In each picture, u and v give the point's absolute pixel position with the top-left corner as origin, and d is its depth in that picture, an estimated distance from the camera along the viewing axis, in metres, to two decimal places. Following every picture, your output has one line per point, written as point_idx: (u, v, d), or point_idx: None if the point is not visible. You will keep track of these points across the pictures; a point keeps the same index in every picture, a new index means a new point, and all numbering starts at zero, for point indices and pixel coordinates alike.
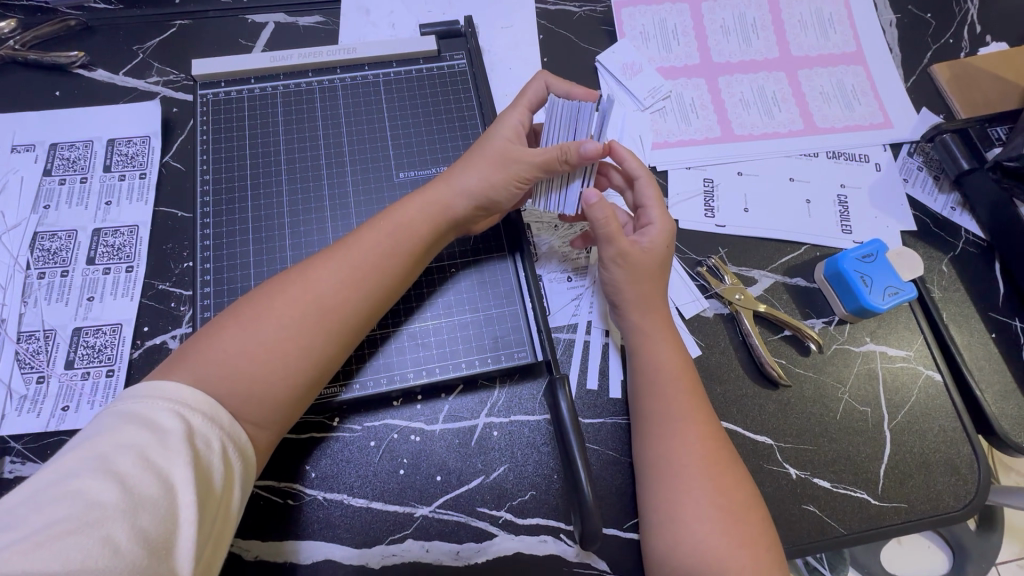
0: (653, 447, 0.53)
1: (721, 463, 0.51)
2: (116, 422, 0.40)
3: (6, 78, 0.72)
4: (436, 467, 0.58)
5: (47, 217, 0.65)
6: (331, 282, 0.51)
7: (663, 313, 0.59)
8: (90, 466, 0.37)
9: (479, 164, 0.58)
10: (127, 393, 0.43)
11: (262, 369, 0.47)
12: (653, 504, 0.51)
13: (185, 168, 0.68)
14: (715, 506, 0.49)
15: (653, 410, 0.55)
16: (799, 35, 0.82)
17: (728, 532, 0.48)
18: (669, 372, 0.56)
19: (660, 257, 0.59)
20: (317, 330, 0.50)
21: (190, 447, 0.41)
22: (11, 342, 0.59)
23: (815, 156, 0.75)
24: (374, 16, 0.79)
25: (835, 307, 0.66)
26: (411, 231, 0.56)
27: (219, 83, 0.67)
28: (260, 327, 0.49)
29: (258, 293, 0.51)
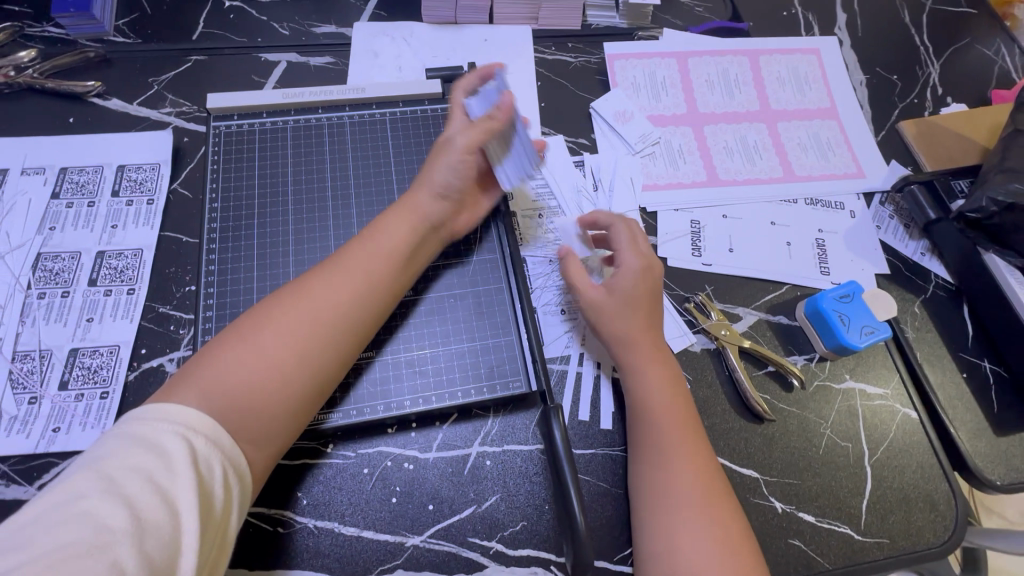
0: (651, 479, 0.54)
1: (717, 496, 0.53)
2: (124, 444, 0.42)
3: (22, 104, 0.74)
4: (428, 495, 0.58)
5: (52, 239, 0.66)
6: (334, 295, 0.54)
7: (657, 345, 0.61)
8: (97, 489, 0.39)
9: (436, 160, 0.63)
10: (134, 415, 0.44)
11: (264, 384, 0.49)
12: (652, 537, 0.52)
13: (193, 195, 0.71)
14: (712, 539, 0.50)
15: (649, 442, 0.56)
16: (778, 91, 0.88)
17: (725, 565, 0.49)
18: (664, 405, 0.57)
19: (644, 292, 0.62)
20: (320, 343, 0.52)
21: (196, 473, 0.42)
22: (6, 361, 0.59)
23: (794, 202, 0.80)
24: (382, 59, 0.84)
25: (815, 345, 0.69)
26: (395, 238, 0.59)
27: (232, 117, 0.70)
28: (263, 341, 0.50)
29: (260, 309, 0.53)
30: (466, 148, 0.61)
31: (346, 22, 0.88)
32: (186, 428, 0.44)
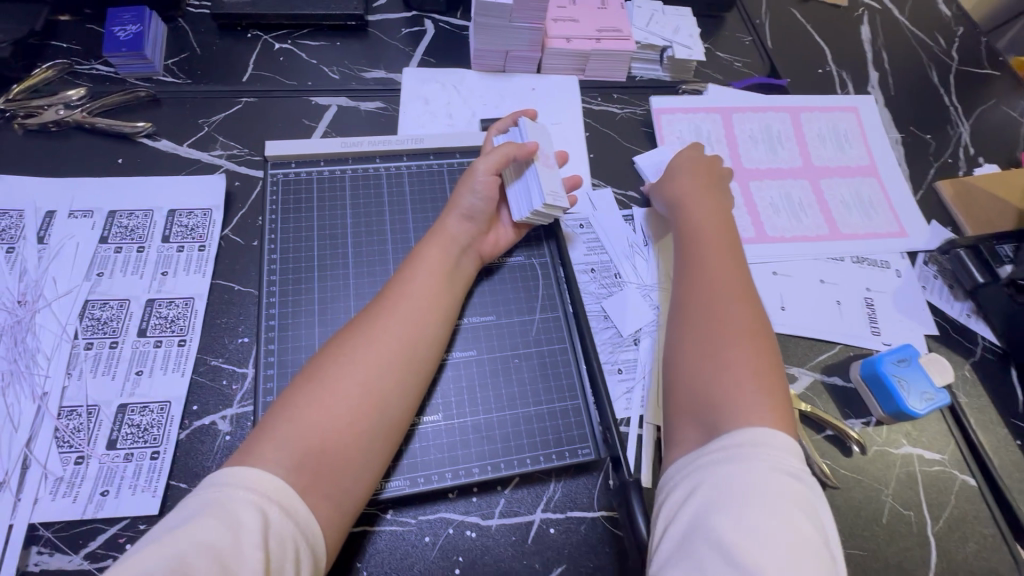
0: (690, 276, 0.63)
1: (754, 325, 0.57)
2: (199, 514, 0.41)
3: (70, 143, 0.73)
4: (492, 567, 0.56)
5: (100, 285, 0.64)
6: (400, 327, 0.55)
7: (707, 198, 0.71)
8: (167, 567, 0.38)
9: (462, 185, 0.66)
10: (210, 480, 0.44)
11: (338, 428, 0.49)
12: (689, 333, 0.58)
13: (246, 242, 0.69)
14: (743, 346, 0.55)
15: (690, 258, 0.65)
16: (819, 148, 0.90)
17: (754, 379, 0.53)
18: (705, 237, 0.67)
19: (695, 170, 0.75)
20: (391, 380, 0.53)
21: (268, 560, 0.40)
22: (51, 417, 0.56)
23: (842, 260, 0.80)
24: (432, 106, 0.84)
25: (872, 408, 0.69)
26: (442, 271, 0.60)
27: (290, 164, 0.69)
28: (336, 387, 0.51)
29: (326, 355, 0.53)
30: (486, 170, 0.64)
31: (395, 68, 0.88)
32: (260, 497, 0.43)
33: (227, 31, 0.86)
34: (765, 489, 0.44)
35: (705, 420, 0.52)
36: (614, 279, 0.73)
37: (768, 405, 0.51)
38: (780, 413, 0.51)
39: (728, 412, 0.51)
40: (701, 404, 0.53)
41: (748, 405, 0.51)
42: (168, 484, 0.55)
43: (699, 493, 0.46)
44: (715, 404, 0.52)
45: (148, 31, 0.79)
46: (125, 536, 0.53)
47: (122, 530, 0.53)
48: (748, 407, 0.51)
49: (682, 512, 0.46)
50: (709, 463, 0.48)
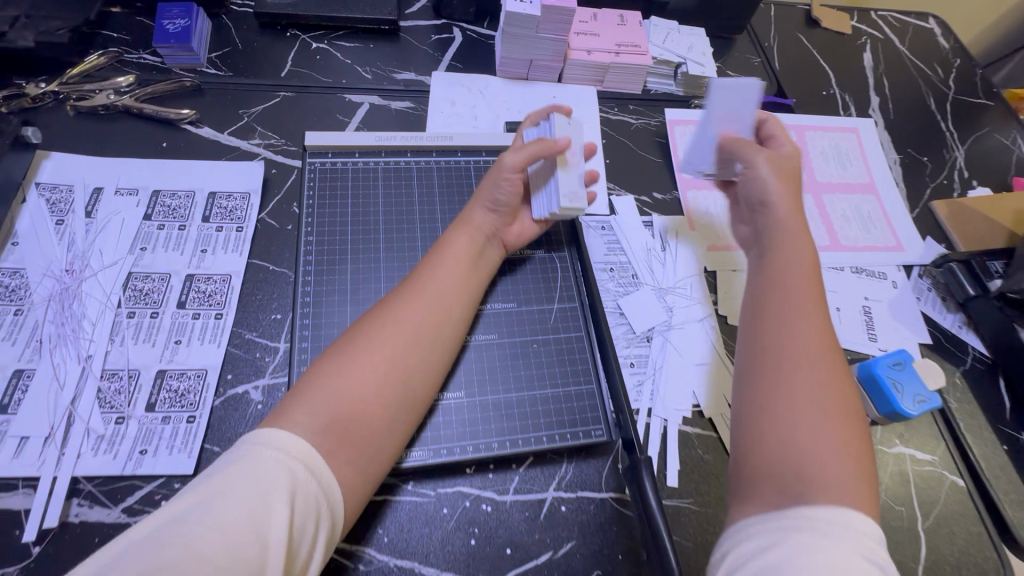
0: (774, 319, 0.56)
1: (843, 378, 0.52)
2: (234, 465, 0.44)
3: (116, 126, 0.77)
4: (506, 539, 0.59)
5: (143, 259, 0.68)
6: (426, 306, 0.59)
7: (797, 220, 0.63)
8: (199, 512, 0.40)
9: (489, 177, 0.69)
10: (246, 437, 0.47)
11: (361, 394, 0.52)
12: (769, 387, 0.52)
13: (280, 225, 0.73)
14: (832, 412, 0.50)
15: (775, 298, 0.57)
16: (823, 165, 0.95)
17: (844, 452, 0.48)
18: (796, 273, 0.59)
19: (789, 171, 0.67)
20: (414, 354, 0.56)
21: (293, 524, 0.43)
22: (94, 379, 0.60)
23: (841, 270, 0.85)
24: (459, 108, 0.89)
25: (868, 409, 0.73)
26: (467, 258, 0.64)
27: (326, 155, 0.74)
28: (363, 357, 0.54)
29: (356, 329, 0.57)
30: (513, 164, 0.67)
31: (425, 71, 0.93)
32: (290, 456, 0.46)
33: (268, 29, 0.91)
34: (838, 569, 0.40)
35: (780, 489, 0.47)
36: (631, 279, 0.78)
37: (859, 488, 0.46)
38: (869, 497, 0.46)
39: (810, 488, 0.46)
40: (777, 464, 0.48)
41: (834, 484, 0.46)
42: (203, 447, 0.58)
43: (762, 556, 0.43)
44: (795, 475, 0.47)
45: (195, 25, 0.83)
46: (162, 492, 0.55)
47: (158, 488, 0.56)
48: (835, 487, 0.46)
49: (745, 570, 0.42)
50: (782, 530, 0.44)
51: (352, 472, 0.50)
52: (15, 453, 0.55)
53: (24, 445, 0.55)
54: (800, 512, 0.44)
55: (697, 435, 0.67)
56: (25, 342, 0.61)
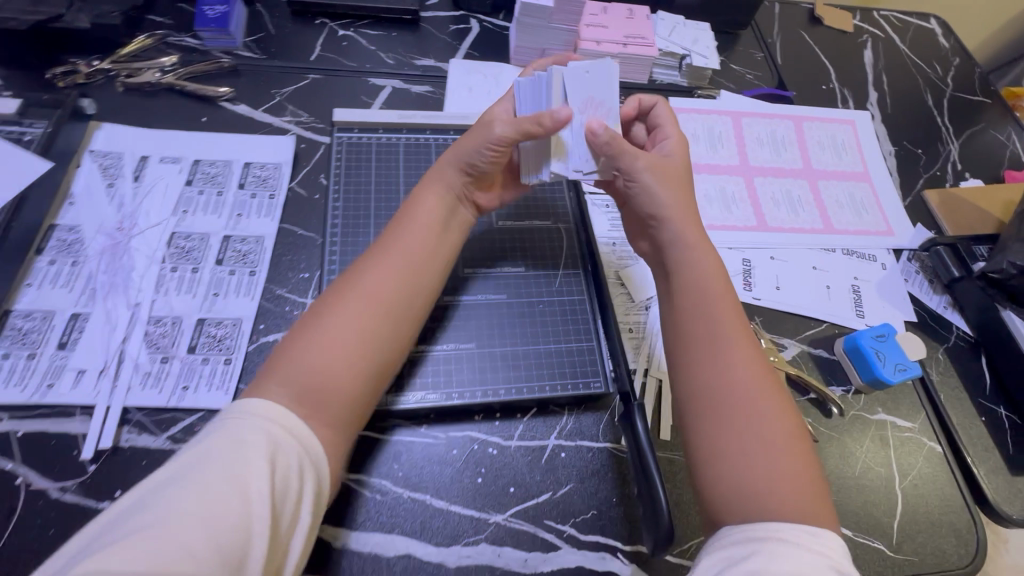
0: (711, 356, 0.59)
1: (778, 395, 0.57)
2: (213, 435, 0.47)
3: (161, 101, 0.84)
4: (509, 479, 0.64)
5: (185, 220, 0.74)
6: (381, 279, 0.60)
7: (698, 235, 0.65)
8: (180, 478, 0.43)
9: (472, 137, 0.67)
10: (230, 410, 0.50)
11: (336, 366, 0.54)
12: (719, 426, 0.55)
13: (309, 194, 0.79)
14: (782, 438, 0.54)
15: (707, 337, 0.60)
16: (819, 153, 0.99)
17: (797, 473, 0.53)
18: (721, 306, 0.61)
19: (681, 173, 0.69)
20: (378, 321, 0.58)
21: (275, 481, 0.45)
22: (142, 323, 0.66)
23: (833, 251, 0.89)
24: (475, 92, 0.94)
25: (852, 378, 0.77)
26: (431, 222, 0.66)
27: (352, 130, 0.80)
28: (331, 330, 0.56)
29: (319, 305, 0.58)
30: (500, 138, 0.64)
31: (443, 58, 0.99)
32: (276, 421, 0.49)
33: (299, 17, 0.98)
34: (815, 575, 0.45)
35: (745, 516, 0.51)
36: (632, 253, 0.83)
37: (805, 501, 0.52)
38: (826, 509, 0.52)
39: (774, 513, 0.50)
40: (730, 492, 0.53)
41: (782, 500, 0.51)
42: (238, 386, 0.64)
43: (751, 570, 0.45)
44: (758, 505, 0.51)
45: (234, 12, 0.90)
46: (202, 423, 0.62)
47: (198, 420, 0.62)
48: (798, 509, 0.51)
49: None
50: (758, 541, 0.48)
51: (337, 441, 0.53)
52: (73, 384, 0.61)
53: (81, 377, 0.62)
54: (771, 532, 0.49)
55: None
56: (80, 289, 0.67)
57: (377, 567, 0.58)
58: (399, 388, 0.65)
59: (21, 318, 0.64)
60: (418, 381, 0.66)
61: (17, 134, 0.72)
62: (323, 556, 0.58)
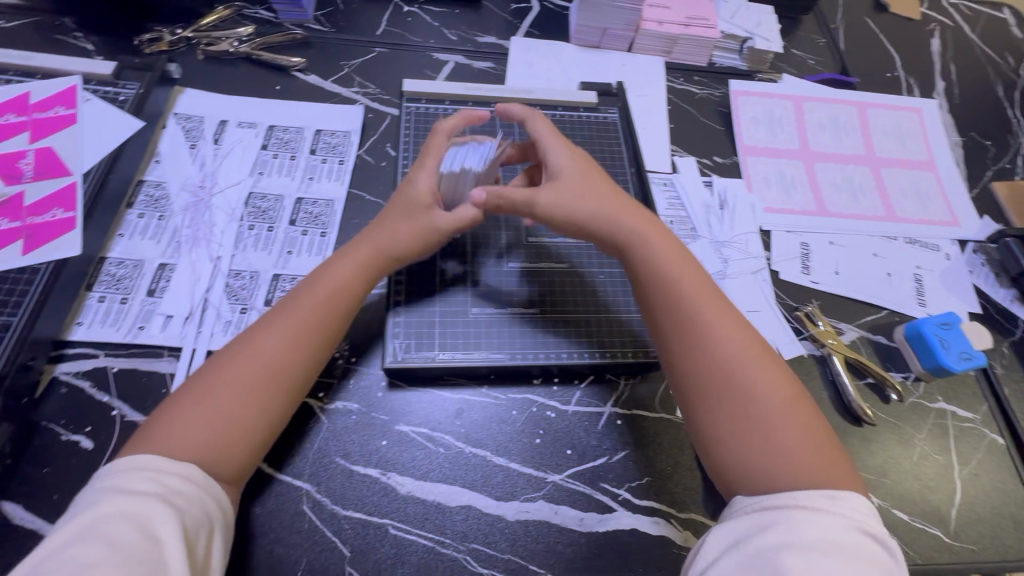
0: (699, 343, 0.59)
1: (767, 361, 0.58)
2: (102, 496, 0.44)
3: (237, 70, 0.87)
4: (566, 441, 0.66)
5: (261, 182, 0.78)
6: (273, 347, 0.55)
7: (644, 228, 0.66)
8: (73, 538, 0.41)
9: (392, 223, 0.65)
10: (104, 476, 0.46)
11: (226, 435, 0.51)
12: (718, 410, 0.56)
13: (376, 161, 0.82)
14: (784, 408, 0.55)
15: (688, 327, 0.60)
16: (882, 141, 0.97)
17: (806, 437, 0.54)
18: (694, 292, 0.62)
19: (594, 179, 0.68)
20: (268, 393, 0.54)
21: (185, 523, 0.44)
22: (222, 275, 0.70)
23: (895, 239, 0.87)
24: (535, 69, 0.96)
25: (912, 365, 0.76)
26: (335, 285, 0.61)
27: (421, 101, 0.84)
28: (217, 399, 0.52)
29: (207, 369, 0.54)
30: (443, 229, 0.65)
31: (505, 36, 1.00)
32: (159, 473, 0.46)
33: None
34: (844, 539, 0.45)
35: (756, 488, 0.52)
36: (689, 232, 0.83)
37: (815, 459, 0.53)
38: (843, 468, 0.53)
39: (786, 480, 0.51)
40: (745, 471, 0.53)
41: (794, 463, 0.52)
42: None
43: (775, 546, 0.45)
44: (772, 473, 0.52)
45: None
46: None
47: None
48: (815, 471, 0.52)
49: (750, 545, 0.46)
50: (777, 508, 0.48)
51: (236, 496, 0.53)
52: (162, 328, 0.65)
53: (169, 322, 0.66)
54: (792, 498, 0.49)
55: None
56: (166, 241, 0.71)
57: (439, 516, 0.60)
58: (464, 347, 0.68)
59: (114, 265, 0.69)
60: (481, 342, 0.69)
61: (112, 94, 0.77)
62: (388, 501, 0.60)
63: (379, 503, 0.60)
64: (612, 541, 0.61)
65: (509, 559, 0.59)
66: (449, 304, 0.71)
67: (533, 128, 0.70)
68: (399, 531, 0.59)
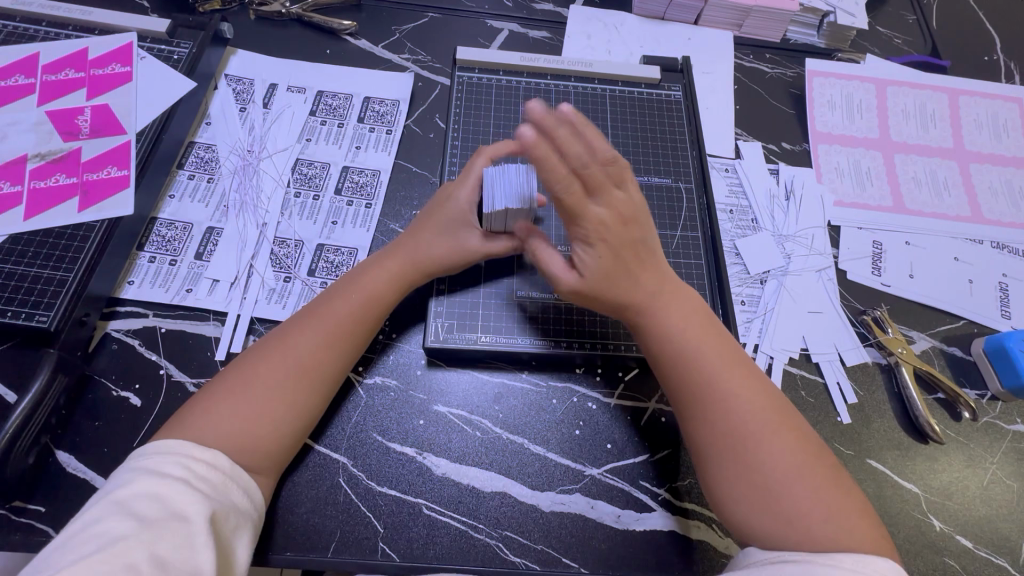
0: (706, 390, 0.54)
1: (791, 419, 0.53)
2: (133, 475, 0.44)
3: (289, 32, 0.85)
4: (607, 435, 0.63)
5: (308, 149, 0.76)
6: (305, 346, 0.55)
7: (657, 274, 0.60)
8: (108, 511, 0.41)
9: (420, 242, 0.63)
10: (136, 457, 0.46)
11: (255, 429, 0.50)
12: (722, 460, 0.52)
13: (424, 133, 0.79)
14: (806, 471, 0.50)
15: (695, 373, 0.55)
16: (974, 133, 0.88)
17: (821, 497, 0.49)
18: (704, 331, 0.57)
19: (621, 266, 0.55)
20: (300, 390, 0.53)
21: (212, 507, 0.44)
22: (268, 242, 0.69)
23: (981, 243, 0.79)
24: (594, 41, 0.90)
25: (990, 382, 0.70)
26: (367, 294, 0.59)
27: (473, 70, 0.80)
28: (242, 396, 0.51)
29: (237, 366, 0.54)
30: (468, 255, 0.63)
31: (563, 3, 0.94)
32: (188, 459, 0.46)
33: None
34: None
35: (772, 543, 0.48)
36: (750, 223, 0.78)
37: (842, 522, 0.48)
38: (864, 525, 0.48)
39: (804, 541, 0.47)
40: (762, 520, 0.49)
41: (817, 529, 0.47)
42: None
43: None
44: (780, 536, 0.48)
45: None
46: None
47: None
48: (827, 539, 0.47)
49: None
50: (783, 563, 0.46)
51: (267, 483, 0.52)
52: (208, 292, 0.66)
53: (216, 286, 0.66)
54: (799, 554, 0.45)
55: (801, 376, 0.69)
56: (214, 205, 0.71)
57: (472, 500, 0.59)
58: (507, 332, 0.66)
59: (164, 226, 0.69)
60: (526, 327, 0.66)
61: (166, 53, 0.76)
62: (423, 482, 0.60)
63: (414, 483, 0.59)
64: (649, 542, 0.59)
65: (542, 550, 0.58)
66: (495, 287, 0.68)
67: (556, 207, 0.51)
68: (433, 512, 0.58)
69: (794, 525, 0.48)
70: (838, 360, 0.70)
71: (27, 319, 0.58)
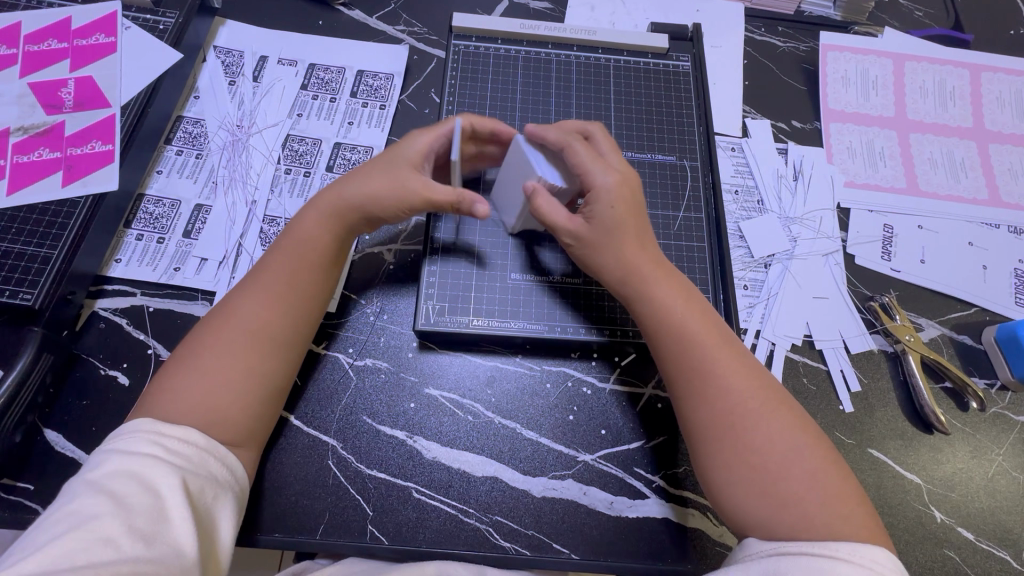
0: (692, 369, 0.53)
1: (777, 396, 0.52)
2: (108, 455, 0.43)
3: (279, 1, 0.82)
4: (601, 421, 0.62)
5: (299, 124, 0.74)
6: (259, 311, 0.53)
7: (637, 237, 0.57)
8: (83, 490, 0.40)
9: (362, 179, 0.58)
10: (111, 437, 0.45)
11: (224, 401, 0.49)
12: (712, 445, 0.50)
13: (418, 109, 0.77)
14: (798, 450, 0.49)
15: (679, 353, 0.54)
16: (995, 112, 0.84)
17: (814, 479, 0.47)
18: (679, 306, 0.55)
19: (626, 224, 0.57)
20: (262, 355, 0.52)
21: (186, 479, 0.43)
22: (257, 220, 0.68)
23: (997, 228, 0.76)
24: (596, 12, 0.86)
25: (1001, 372, 0.67)
26: (329, 256, 0.57)
27: (470, 38, 0.77)
28: (206, 368, 0.50)
29: (192, 340, 0.52)
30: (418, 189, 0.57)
31: None
32: (158, 435, 0.44)
33: None
34: None
35: (772, 525, 0.47)
36: (756, 205, 0.75)
37: (835, 502, 0.47)
38: (859, 507, 0.47)
39: (802, 523, 0.46)
40: (760, 503, 0.47)
41: (812, 508, 0.46)
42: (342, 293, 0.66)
43: None
44: (777, 520, 0.47)
45: None
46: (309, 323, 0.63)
47: None
48: (823, 521, 0.46)
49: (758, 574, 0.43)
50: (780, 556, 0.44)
51: (251, 458, 0.51)
52: (197, 270, 0.64)
53: (204, 264, 0.65)
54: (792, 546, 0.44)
55: (803, 363, 0.67)
56: (203, 180, 0.69)
57: (463, 485, 0.58)
58: (500, 314, 0.64)
59: (151, 202, 0.67)
60: (519, 310, 0.65)
61: (152, 22, 0.73)
62: (413, 464, 0.59)
63: (404, 467, 0.59)
64: (642, 529, 0.58)
65: (533, 535, 0.57)
66: (489, 268, 0.66)
67: (573, 153, 0.57)
68: (422, 496, 0.58)
69: (791, 506, 0.47)
70: (843, 348, 0.68)
71: (11, 296, 0.57)
